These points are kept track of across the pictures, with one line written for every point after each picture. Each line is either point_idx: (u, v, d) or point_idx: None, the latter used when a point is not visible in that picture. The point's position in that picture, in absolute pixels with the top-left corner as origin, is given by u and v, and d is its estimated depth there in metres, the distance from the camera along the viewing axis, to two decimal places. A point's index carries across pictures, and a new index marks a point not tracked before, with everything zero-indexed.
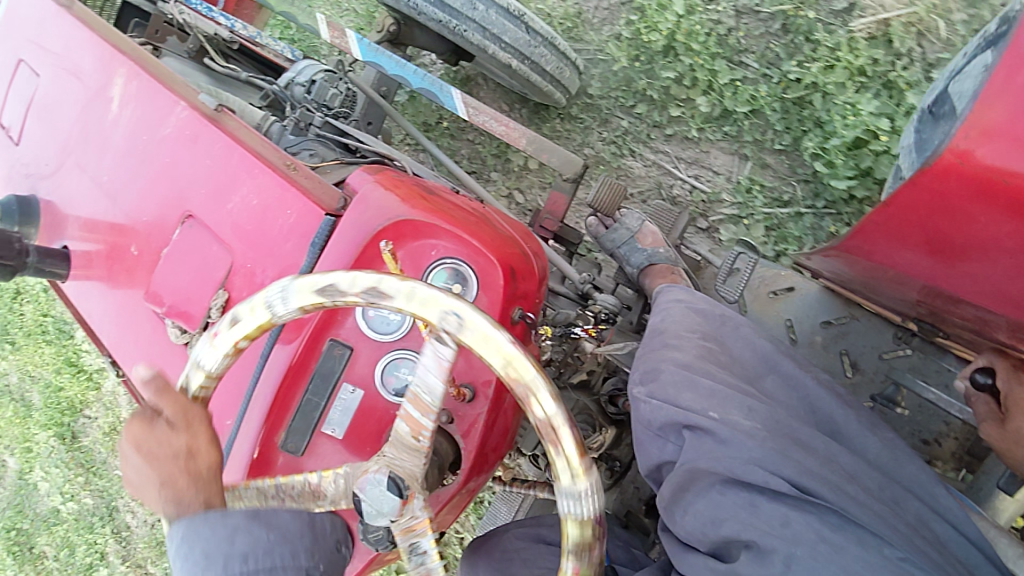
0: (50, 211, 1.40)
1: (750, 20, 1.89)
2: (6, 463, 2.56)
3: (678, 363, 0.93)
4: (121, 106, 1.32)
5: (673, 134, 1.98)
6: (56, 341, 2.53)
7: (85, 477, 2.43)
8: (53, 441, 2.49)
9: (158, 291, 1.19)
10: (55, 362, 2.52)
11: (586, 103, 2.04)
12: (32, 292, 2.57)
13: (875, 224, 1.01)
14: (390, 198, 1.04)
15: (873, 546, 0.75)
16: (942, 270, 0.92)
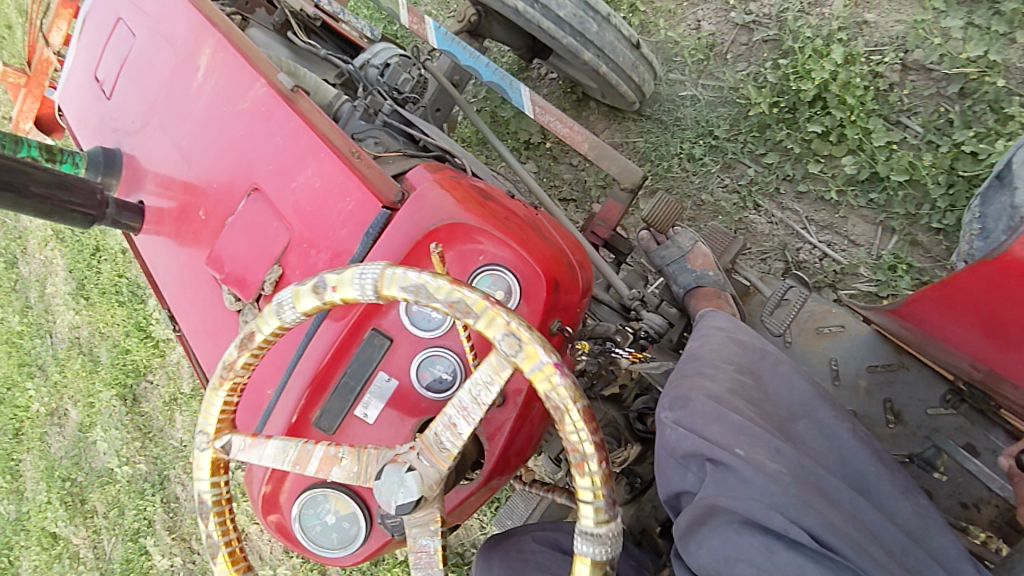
0: (130, 166, 1.48)
1: (920, 77, 1.84)
2: (69, 413, 2.74)
3: (709, 395, 0.92)
4: (205, 75, 1.39)
5: (805, 192, 1.91)
6: (129, 304, 2.70)
7: (141, 443, 2.58)
8: (115, 401, 2.65)
9: (218, 256, 1.25)
10: (124, 324, 2.69)
11: (711, 145, 1.99)
12: (111, 252, 2.74)
13: (929, 297, 1.05)
14: (446, 198, 1.06)
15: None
16: (995, 352, 0.97)
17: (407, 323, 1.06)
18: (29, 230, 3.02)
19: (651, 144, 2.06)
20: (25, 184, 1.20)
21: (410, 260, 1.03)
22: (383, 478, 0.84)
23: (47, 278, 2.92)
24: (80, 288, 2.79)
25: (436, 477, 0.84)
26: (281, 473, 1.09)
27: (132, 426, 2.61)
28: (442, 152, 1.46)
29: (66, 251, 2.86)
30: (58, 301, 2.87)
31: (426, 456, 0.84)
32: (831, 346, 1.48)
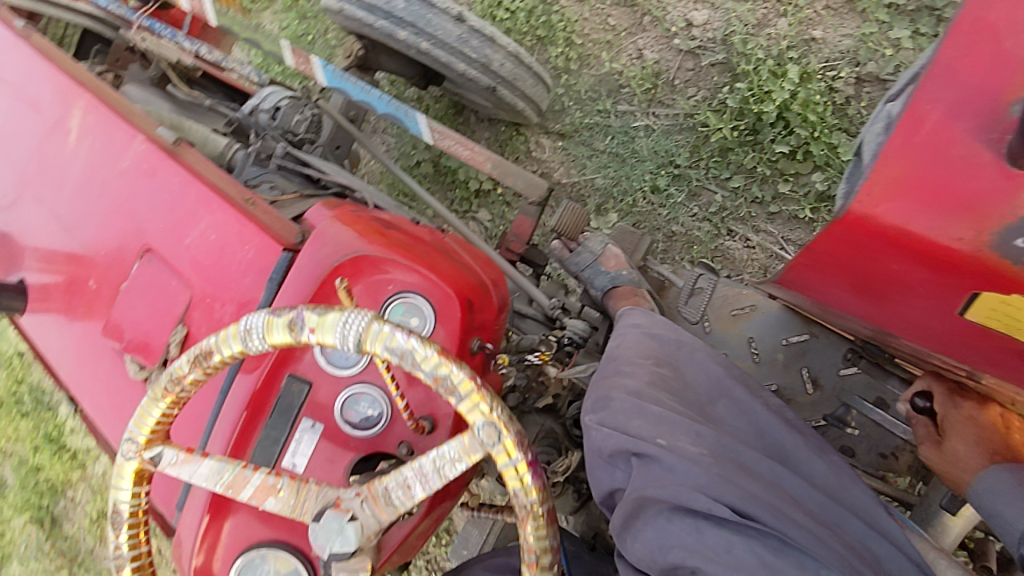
0: (6, 243, 1.38)
1: (875, 88, 1.88)
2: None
3: (629, 391, 0.94)
4: (78, 138, 1.32)
5: (777, 213, 1.97)
6: (34, 414, 2.50)
7: (69, 572, 2.36)
8: (32, 527, 2.44)
9: (117, 325, 1.18)
10: (33, 438, 2.49)
11: (674, 174, 2.03)
12: (9, 357, 2.55)
13: (803, 264, 1.04)
14: (348, 232, 1.05)
15: (809, 570, 0.77)
16: (872, 309, 0.99)
17: (323, 364, 1.04)
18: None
19: (614, 179, 2.08)
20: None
21: (316, 300, 1.00)
22: (321, 524, 0.81)
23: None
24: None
25: (376, 528, 0.82)
26: (210, 540, 1.04)
27: (55, 553, 2.39)
28: (341, 188, 1.44)
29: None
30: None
31: (369, 506, 0.82)
32: (745, 327, 1.55)
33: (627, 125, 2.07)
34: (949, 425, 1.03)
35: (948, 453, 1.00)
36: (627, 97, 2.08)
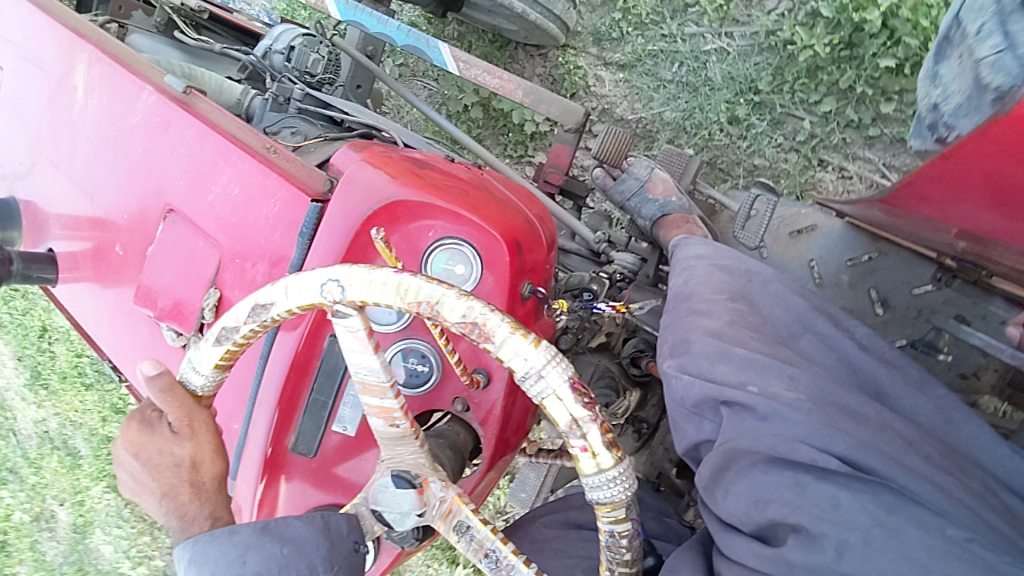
0: (30, 212, 1.36)
1: None
2: (57, 515, 2.52)
3: (709, 332, 0.97)
4: (86, 95, 1.25)
5: (876, 137, 1.75)
6: (97, 386, 2.53)
7: (150, 537, 2.40)
8: (108, 495, 2.46)
9: (149, 291, 1.13)
10: (99, 409, 2.51)
11: (755, 102, 1.83)
12: (64, 333, 2.57)
13: (928, 176, 0.98)
14: (380, 176, 0.93)
15: (935, 529, 0.74)
16: (1006, 222, 0.86)
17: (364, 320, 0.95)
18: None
19: (685, 111, 1.90)
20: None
21: (356, 247, 0.90)
22: (379, 490, 0.79)
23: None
24: (34, 377, 2.63)
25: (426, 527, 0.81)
26: (270, 508, 1.01)
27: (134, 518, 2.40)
28: (367, 130, 1.28)
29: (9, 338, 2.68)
30: (14, 391, 2.69)
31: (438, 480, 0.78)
32: (808, 247, 1.51)
33: (697, 49, 1.88)
34: None
35: None
36: (699, 18, 1.88)
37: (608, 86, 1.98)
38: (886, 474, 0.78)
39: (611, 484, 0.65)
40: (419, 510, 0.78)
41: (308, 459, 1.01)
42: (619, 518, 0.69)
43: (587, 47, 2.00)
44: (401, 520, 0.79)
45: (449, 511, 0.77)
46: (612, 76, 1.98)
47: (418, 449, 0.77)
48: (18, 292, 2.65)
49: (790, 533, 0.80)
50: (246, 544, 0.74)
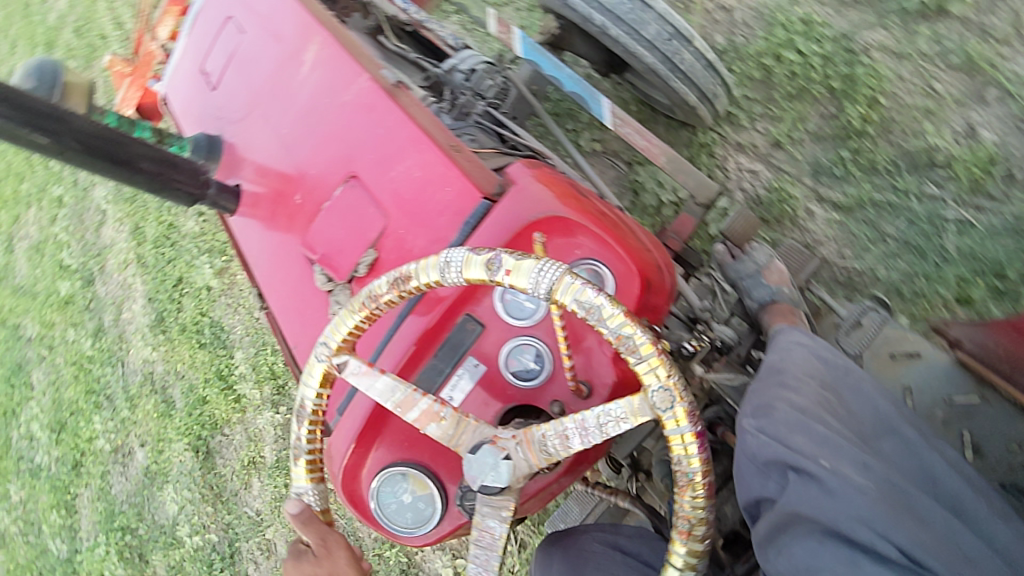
0: (230, 151, 1.60)
1: None
2: (135, 454, 2.87)
3: (793, 405, 1.02)
4: (311, 69, 1.47)
5: None
6: (210, 347, 2.79)
7: (213, 508, 2.70)
8: (189, 453, 2.76)
9: (315, 239, 1.31)
10: (206, 370, 2.78)
11: (994, 287, 1.72)
12: (195, 289, 2.86)
13: None
14: (547, 192, 1.06)
15: None
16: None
17: (499, 311, 1.06)
18: (110, 249, 3.15)
19: (906, 274, 1.78)
20: (76, 137, 1.25)
21: (516, 243, 1.03)
22: (476, 457, 0.93)
23: (125, 302, 3.04)
24: (158, 321, 2.92)
25: (526, 472, 0.92)
26: (364, 447, 1.15)
27: (202, 486, 2.72)
28: (532, 153, 1.44)
29: (148, 280, 2.99)
30: (135, 326, 2.99)
31: (523, 449, 0.92)
32: (907, 373, 1.51)
33: (934, 213, 1.80)
34: None
35: None
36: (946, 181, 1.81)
37: (818, 224, 1.86)
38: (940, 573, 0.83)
39: (546, 270, 0.87)
40: (509, 455, 0.91)
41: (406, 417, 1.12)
42: (584, 291, 0.86)
43: (802, 177, 1.91)
44: (502, 475, 0.90)
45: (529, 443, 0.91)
46: (827, 214, 1.86)
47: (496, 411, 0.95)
48: (169, 242, 2.97)
49: None
50: None
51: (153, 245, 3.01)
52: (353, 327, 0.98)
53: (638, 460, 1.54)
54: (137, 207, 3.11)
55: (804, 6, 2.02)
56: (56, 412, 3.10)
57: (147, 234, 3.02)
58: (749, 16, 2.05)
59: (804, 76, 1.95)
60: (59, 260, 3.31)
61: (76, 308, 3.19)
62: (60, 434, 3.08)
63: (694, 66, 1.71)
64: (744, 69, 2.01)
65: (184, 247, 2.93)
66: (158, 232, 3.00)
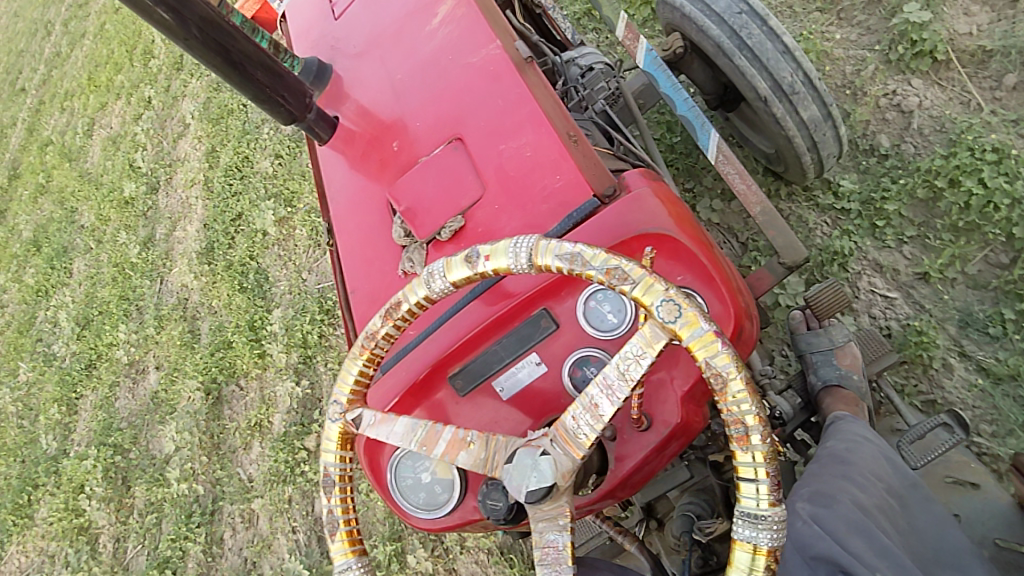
0: (337, 83, 1.57)
1: None
2: (148, 374, 2.86)
3: (855, 502, 0.97)
4: (442, 23, 1.44)
5: None
6: (250, 293, 2.70)
7: (206, 460, 2.55)
8: (198, 395, 2.65)
9: (403, 190, 1.26)
10: (242, 314, 2.66)
11: None
12: (252, 231, 2.82)
13: None
14: (662, 209, 0.99)
15: None
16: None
17: (578, 316, 1.00)
18: (181, 164, 3.24)
19: None
20: (200, 26, 1.24)
21: (618, 250, 0.97)
22: (515, 461, 0.84)
23: (180, 222, 3.10)
24: (206, 249, 2.92)
25: (569, 467, 0.84)
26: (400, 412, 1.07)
27: (202, 432, 2.59)
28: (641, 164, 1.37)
29: (208, 207, 3.02)
30: (184, 247, 3.03)
31: (559, 445, 0.84)
32: (959, 501, 1.42)
33: None
34: None
35: None
36: None
37: (954, 381, 1.67)
38: None
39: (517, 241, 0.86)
40: (548, 450, 0.84)
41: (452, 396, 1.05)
42: (561, 245, 0.82)
43: (945, 322, 1.73)
44: (543, 475, 0.82)
45: (568, 437, 0.83)
46: (966, 372, 1.67)
47: None
48: (238, 174, 2.97)
49: None
50: None
51: (222, 172, 3.01)
52: (361, 367, 0.95)
53: (653, 506, 1.47)
54: (218, 131, 3.14)
55: (998, 134, 1.81)
56: (88, 306, 3.17)
57: (220, 160, 3.05)
58: (929, 128, 1.90)
59: (980, 212, 1.76)
60: (132, 160, 3.44)
61: (135, 211, 3.29)
62: (83, 329, 3.13)
63: (816, 115, 1.63)
64: (909, 184, 1.83)
65: (252, 183, 2.92)
66: (231, 160, 3.00)
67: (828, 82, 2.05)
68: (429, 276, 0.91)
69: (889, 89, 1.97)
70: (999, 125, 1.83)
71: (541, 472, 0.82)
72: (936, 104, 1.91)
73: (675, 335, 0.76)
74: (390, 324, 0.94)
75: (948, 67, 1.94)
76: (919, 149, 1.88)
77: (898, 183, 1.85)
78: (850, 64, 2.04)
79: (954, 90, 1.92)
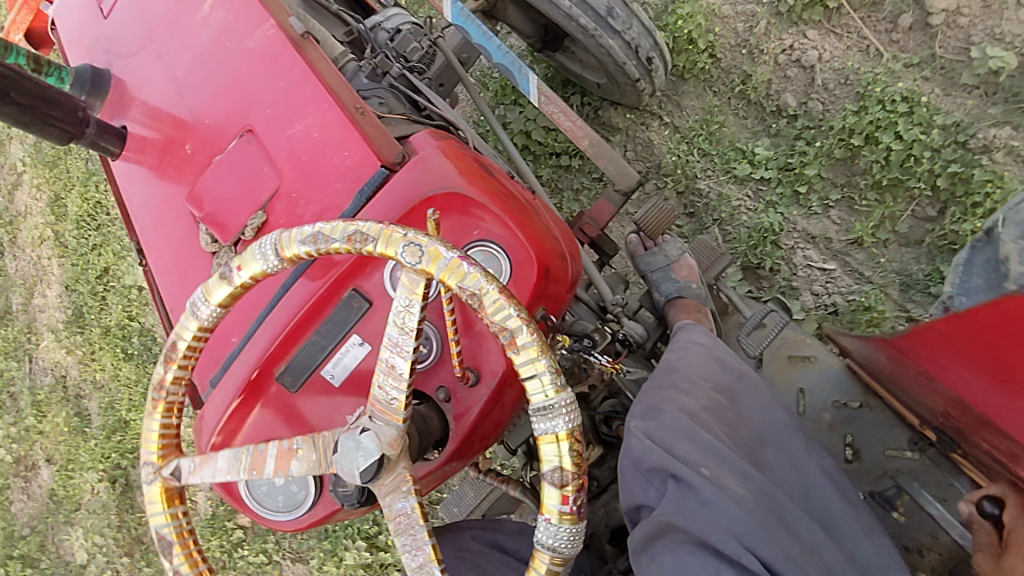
0: (118, 88, 1.44)
1: None
2: (38, 471, 2.64)
3: (682, 409, 1.05)
4: (213, 8, 1.34)
5: None
6: (136, 359, 2.52)
7: (128, 560, 2.43)
8: (104, 487, 2.49)
9: (201, 195, 1.19)
10: (130, 384, 2.52)
11: None
12: (122, 288, 2.58)
13: (937, 330, 1.00)
14: (449, 167, 1.01)
15: None
16: (1000, 396, 0.89)
17: (388, 289, 1.01)
18: (23, 218, 2.86)
19: None
20: None
21: (410, 219, 0.98)
22: (340, 448, 0.84)
23: (38, 284, 2.78)
24: (75, 316, 2.66)
25: (394, 435, 0.86)
26: (235, 424, 1.04)
27: (117, 528, 2.46)
28: (445, 123, 1.37)
29: (67, 267, 2.70)
30: (47, 316, 2.75)
31: (380, 417, 0.86)
32: (800, 376, 1.56)
33: None
34: (1015, 540, 0.92)
35: (998, 566, 0.93)
36: None
37: None
38: None
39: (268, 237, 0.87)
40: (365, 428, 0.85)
41: (286, 393, 1.04)
42: (299, 231, 0.84)
43: (888, 288, 1.86)
44: (370, 452, 0.83)
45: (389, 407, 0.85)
46: None
47: None
48: (93, 222, 2.66)
49: None
50: None
51: (74, 224, 2.68)
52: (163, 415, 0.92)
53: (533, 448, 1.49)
54: (58, 175, 2.74)
55: (905, 82, 1.86)
56: None
57: (67, 210, 2.70)
58: (833, 81, 1.93)
59: (901, 167, 1.83)
60: None
61: None
62: None
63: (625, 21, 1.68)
64: (824, 146, 1.90)
65: (113, 231, 2.62)
66: (80, 209, 2.67)
67: (723, 42, 2.04)
68: (194, 306, 0.90)
69: (785, 45, 1.97)
70: (903, 70, 1.87)
71: (364, 451, 0.82)
72: (836, 55, 1.93)
73: (426, 274, 0.79)
74: (183, 361, 0.91)
75: (840, 14, 1.93)
76: (826, 105, 1.93)
77: (814, 144, 1.91)
78: (741, 21, 2.02)
79: (850, 37, 1.93)
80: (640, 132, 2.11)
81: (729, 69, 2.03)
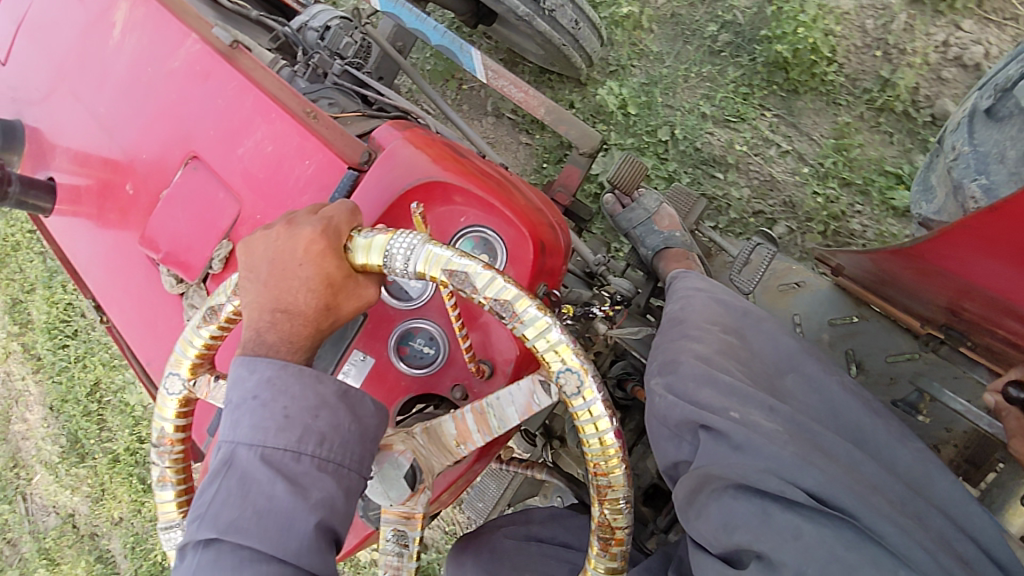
0: (36, 137, 1.32)
1: None
2: None
3: (697, 357, 1.03)
4: (123, 32, 1.23)
5: None
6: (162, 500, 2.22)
7: None
8: None
9: (154, 235, 1.10)
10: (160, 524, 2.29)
11: None
12: (122, 405, 2.39)
13: (961, 228, 0.88)
14: (421, 156, 0.94)
15: (888, 569, 0.81)
16: None
17: (383, 296, 0.96)
18: None
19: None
20: None
21: (391, 217, 0.93)
22: (393, 477, 0.80)
23: (15, 407, 2.57)
24: (71, 444, 2.47)
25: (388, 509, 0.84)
26: None
27: None
28: (401, 113, 1.31)
29: (45, 385, 2.52)
30: (35, 446, 2.53)
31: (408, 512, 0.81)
32: (795, 302, 1.55)
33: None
34: None
35: None
36: None
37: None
38: (848, 512, 0.83)
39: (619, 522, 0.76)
40: (394, 502, 0.80)
41: None
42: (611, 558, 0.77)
43: None
44: (376, 493, 0.80)
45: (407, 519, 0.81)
46: None
47: (446, 462, 0.84)
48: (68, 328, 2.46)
49: (753, 559, 0.87)
50: (323, 403, 0.78)
51: (45, 334, 2.48)
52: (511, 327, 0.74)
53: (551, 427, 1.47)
54: (11, 275, 2.53)
55: None
56: None
57: (33, 316, 2.50)
58: None
59: None
60: None
61: None
62: None
63: None
64: None
65: (98, 339, 2.43)
66: (48, 314, 2.47)
67: (846, 44, 1.91)
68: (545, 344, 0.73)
69: (937, 40, 1.87)
70: None
71: (406, 487, 0.80)
72: (1005, 49, 1.83)
73: None
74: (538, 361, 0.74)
75: None
76: None
77: None
78: (871, 17, 1.91)
79: (1013, 27, 1.84)
80: (754, 164, 1.92)
81: (855, 76, 1.91)
